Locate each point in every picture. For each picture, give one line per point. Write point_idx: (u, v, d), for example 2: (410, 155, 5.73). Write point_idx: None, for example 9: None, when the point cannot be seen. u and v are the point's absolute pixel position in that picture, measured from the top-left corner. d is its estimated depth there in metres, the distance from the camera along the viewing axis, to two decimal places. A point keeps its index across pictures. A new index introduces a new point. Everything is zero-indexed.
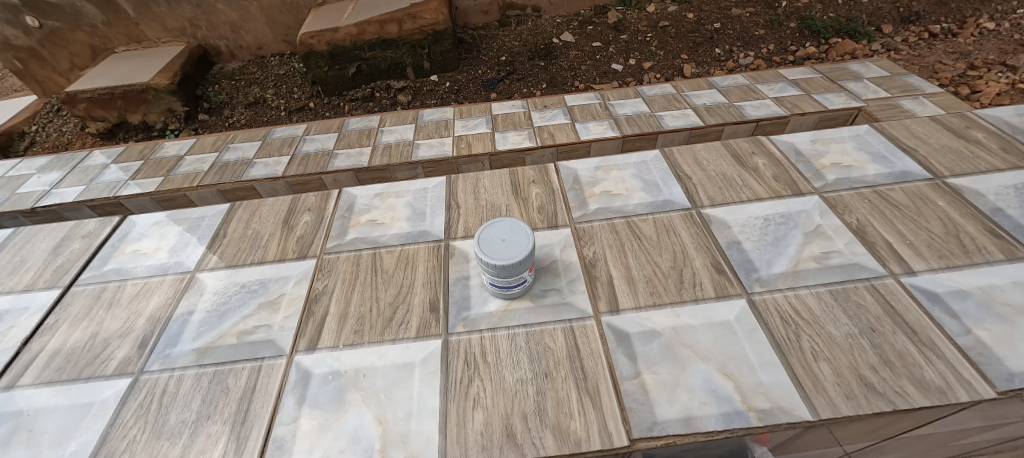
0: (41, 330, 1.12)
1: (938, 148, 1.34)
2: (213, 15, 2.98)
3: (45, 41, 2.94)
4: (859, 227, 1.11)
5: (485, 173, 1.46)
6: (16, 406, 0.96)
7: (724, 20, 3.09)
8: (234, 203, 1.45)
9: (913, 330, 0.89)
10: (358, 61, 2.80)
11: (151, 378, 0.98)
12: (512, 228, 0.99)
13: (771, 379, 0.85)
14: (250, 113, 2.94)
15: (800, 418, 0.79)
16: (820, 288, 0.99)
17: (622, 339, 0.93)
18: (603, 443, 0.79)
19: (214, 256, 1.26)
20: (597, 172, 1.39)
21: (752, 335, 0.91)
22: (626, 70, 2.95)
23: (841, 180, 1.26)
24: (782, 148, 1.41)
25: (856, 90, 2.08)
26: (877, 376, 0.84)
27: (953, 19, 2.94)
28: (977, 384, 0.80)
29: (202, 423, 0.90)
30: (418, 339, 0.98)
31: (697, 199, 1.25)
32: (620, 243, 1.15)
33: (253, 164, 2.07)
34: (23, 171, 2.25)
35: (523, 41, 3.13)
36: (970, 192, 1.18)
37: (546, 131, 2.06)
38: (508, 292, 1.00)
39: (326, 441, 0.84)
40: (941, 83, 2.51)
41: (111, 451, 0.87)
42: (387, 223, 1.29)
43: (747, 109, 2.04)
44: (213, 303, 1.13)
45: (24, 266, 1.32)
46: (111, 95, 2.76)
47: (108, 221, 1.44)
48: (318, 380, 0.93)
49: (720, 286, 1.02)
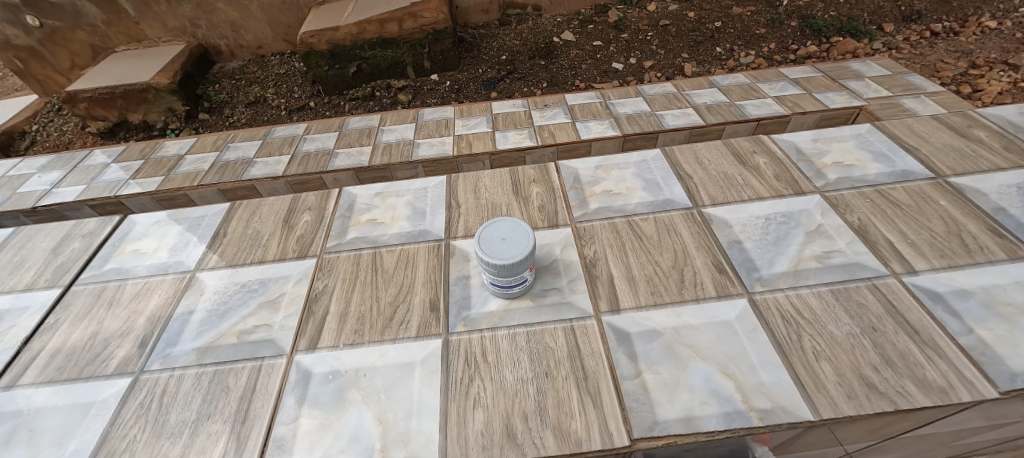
0: (42, 330, 1.12)
1: (940, 147, 1.34)
2: (213, 14, 2.98)
3: (45, 41, 2.93)
4: (860, 227, 1.11)
5: (485, 173, 1.45)
6: (16, 405, 0.96)
7: (725, 19, 3.09)
8: (234, 203, 1.45)
9: (915, 330, 0.89)
10: (358, 60, 2.80)
11: (152, 377, 0.98)
12: (512, 228, 0.99)
13: (772, 379, 0.84)
14: (250, 112, 2.94)
15: (802, 418, 0.79)
16: (821, 288, 0.99)
17: (622, 338, 0.93)
18: (603, 443, 0.78)
19: (214, 256, 1.26)
20: (597, 171, 1.39)
21: (753, 335, 0.91)
22: (627, 69, 2.95)
23: (842, 180, 1.26)
24: (783, 147, 1.40)
25: (857, 89, 2.07)
26: (878, 376, 0.84)
27: (955, 18, 2.93)
28: (979, 384, 0.80)
29: (202, 423, 0.90)
30: (418, 339, 0.98)
31: (697, 198, 1.25)
32: (620, 242, 1.15)
33: (253, 164, 2.07)
34: (23, 171, 2.25)
35: (523, 40, 3.12)
36: (972, 192, 1.18)
37: (546, 130, 2.06)
38: (508, 292, 1.00)
39: (326, 441, 0.84)
40: (942, 82, 2.51)
41: (112, 451, 0.87)
42: (387, 223, 1.29)
43: (749, 108, 2.03)
44: (213, 302, 1.13)
45: (25, 266, 1.32)
46: (111, 94, 2.76)
47: (108, 220, 1.44)
48: (319, 380, 0.93)
49: (721, 285, 1.01)
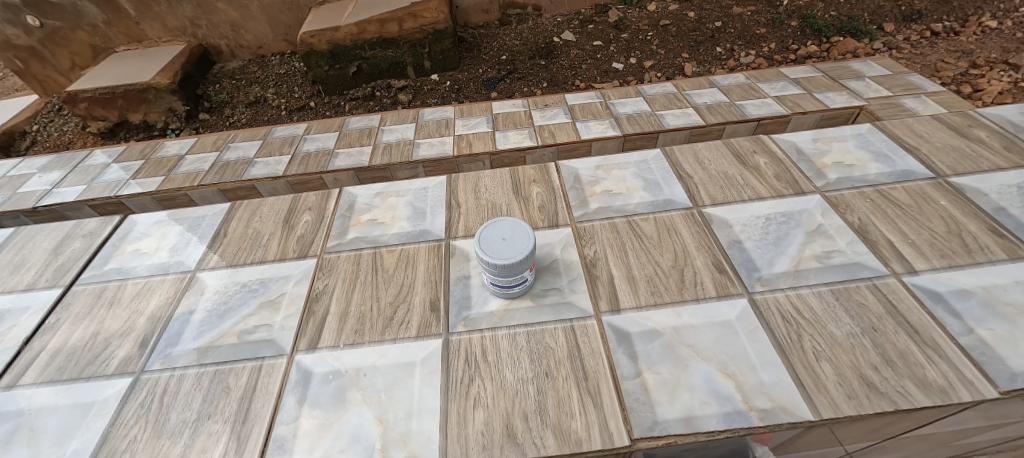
0: (42, 330, 1.12)
1: (940, 147, 1.34)
2: (213, 14, 2.98)
3: (45, 41, 2.93)
4: (860, 227, 1.11)
5: (485, 172, 1.46)
6: (16, 405, 0.96)
7: (725, 18, 3.08)
8: (234, 203, 1.45)
9: (915, 330, 0.89)
10: (358, 60, 2.80)
11: (152, 377, 0.98)
12: (512, 228, 0.99)
13: (772, 379, 0.84)
14: (250, 113, 2.94)
15: (802, 418, 0.79)
16: (821, 287, 0.99)
17: (622, 338, 0.93)
18: (603, 443, 0.78)
19: (214, 256, 1.26)
20: (597, 171, 1.39)
21: (753, 335, 0.91)
22: (627, 69, 2.94)
23: (842, 179, 1.26)
24: (783, 147, 1.41)
25: (857, 89, 2.07)
26: (879, 376, 0.84)
27: (955, 18, 2.93)
28: (979, 384, 0.80)
29: (203, 423, 0.90)
30: (418, 339, 0.98)
31: (697, 198, 1.25)
32: (620, 241, 1.15)
33: (253, 164, 2.07)
34: (24, 171, 2.25)
35: (523, 40, 3.12)
36: (973, 191, 1.18)
37: (546, 130, 2.06)
38: (509, 291, 1.00)
39: (326, 441, 0.84)
40: (943, 82, 2.50)
41: (112, 451, 0.87)
42: (387, 223, 1.29)
43: (749, 108, 2.03)
44: (213, 302, 1.13)
45: (25, 266, 1.32)
46: (111, 94, 2.76)
47: (108, 220, 1.44)
48: (319, 380, 0.93)
49: (721, 285, 1.01)
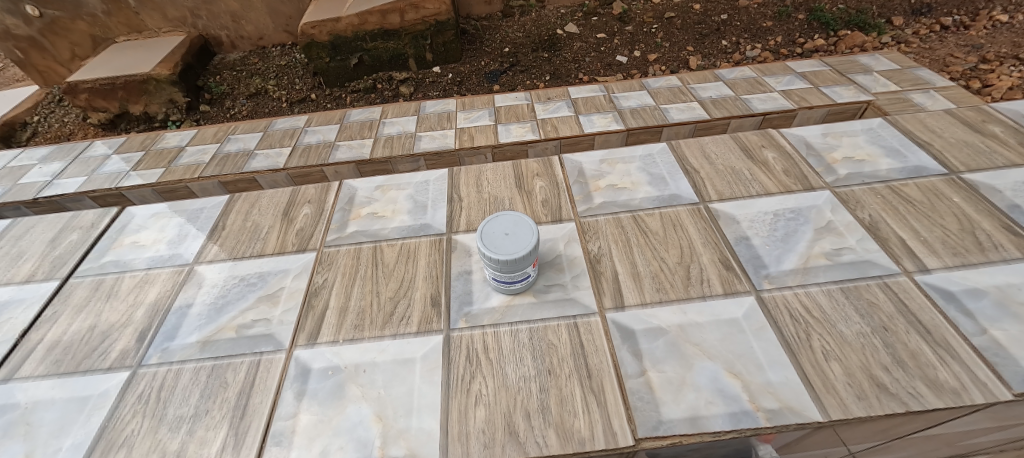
0: (40, 322, 1.11)
1: (953, 143, 1.31)
2: (213, 4, 2.93)
3: (45, 31, 2.91)
4: (871, 223, 1.08)
5: (487, 166, 1.43)
6: (14, 398, 0.95)
7: (731, 11, 3.03)
8: (234, 194, 1.43)
9: (927, 330, 0.87)
10: (359, 52, 2.77)
11: (149, 371, 0.97)
12: (515, 222, 0.97)
13: (779, 379, 0.83)
14: (251, 104, 2.92)
15: (809, 419, 0.77)
16: (831, 285, 0.96)
17: (627, 336, 0.91)
18: (607, 442, 0.77)
19: (214, 248, 1.25)
20: (601, 165, 1.36)
21: (761, 334, 0.89)
22: (631, 62, 2.90)
23: (852, 175, 1.23)
24: (793, 141, 1.38)
25: (865, 84, 2.03)
26: (889, 376, 0.82)
27: (966, 11, 2.87)
28: (993, 386, 0.78)
29: (201, 417, 0.88)
30: (419, 334, 0.96)
31: (704, 194, 1.23)
32: (625, 237, 1.13)
33: (254, 156, 2.05)
34: (24, 161, 2.23)
35: (526, 33, 3.08)
36: (986, 189, 1.15)
37: (550, 124, 2.03)
38: (511, 288, 0.99)
39: (326, 437, 0.83)
40: (952, 76, 2.47)
41: (110, 445, 0.86)
42: (387, 216, 1.28)
43: (755, 102, 2.00)
44: (212, 296, 1.11)
45: (24, 258, 1.31)
46: (111, 85, 2.74)
47: (107, 212, 1.43)
48: (318, 375, 0.92)
49: (727, 282, 0.99)
